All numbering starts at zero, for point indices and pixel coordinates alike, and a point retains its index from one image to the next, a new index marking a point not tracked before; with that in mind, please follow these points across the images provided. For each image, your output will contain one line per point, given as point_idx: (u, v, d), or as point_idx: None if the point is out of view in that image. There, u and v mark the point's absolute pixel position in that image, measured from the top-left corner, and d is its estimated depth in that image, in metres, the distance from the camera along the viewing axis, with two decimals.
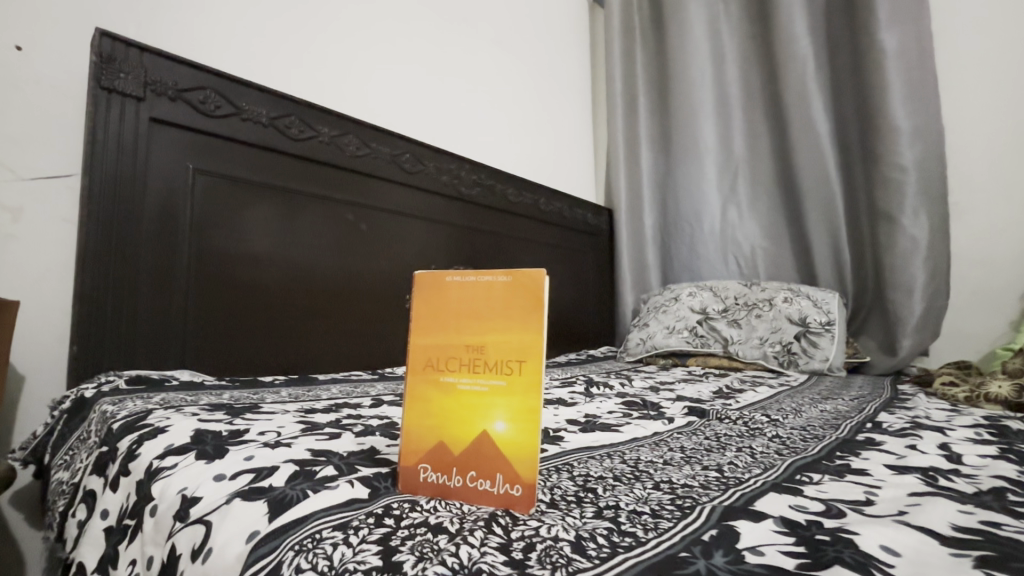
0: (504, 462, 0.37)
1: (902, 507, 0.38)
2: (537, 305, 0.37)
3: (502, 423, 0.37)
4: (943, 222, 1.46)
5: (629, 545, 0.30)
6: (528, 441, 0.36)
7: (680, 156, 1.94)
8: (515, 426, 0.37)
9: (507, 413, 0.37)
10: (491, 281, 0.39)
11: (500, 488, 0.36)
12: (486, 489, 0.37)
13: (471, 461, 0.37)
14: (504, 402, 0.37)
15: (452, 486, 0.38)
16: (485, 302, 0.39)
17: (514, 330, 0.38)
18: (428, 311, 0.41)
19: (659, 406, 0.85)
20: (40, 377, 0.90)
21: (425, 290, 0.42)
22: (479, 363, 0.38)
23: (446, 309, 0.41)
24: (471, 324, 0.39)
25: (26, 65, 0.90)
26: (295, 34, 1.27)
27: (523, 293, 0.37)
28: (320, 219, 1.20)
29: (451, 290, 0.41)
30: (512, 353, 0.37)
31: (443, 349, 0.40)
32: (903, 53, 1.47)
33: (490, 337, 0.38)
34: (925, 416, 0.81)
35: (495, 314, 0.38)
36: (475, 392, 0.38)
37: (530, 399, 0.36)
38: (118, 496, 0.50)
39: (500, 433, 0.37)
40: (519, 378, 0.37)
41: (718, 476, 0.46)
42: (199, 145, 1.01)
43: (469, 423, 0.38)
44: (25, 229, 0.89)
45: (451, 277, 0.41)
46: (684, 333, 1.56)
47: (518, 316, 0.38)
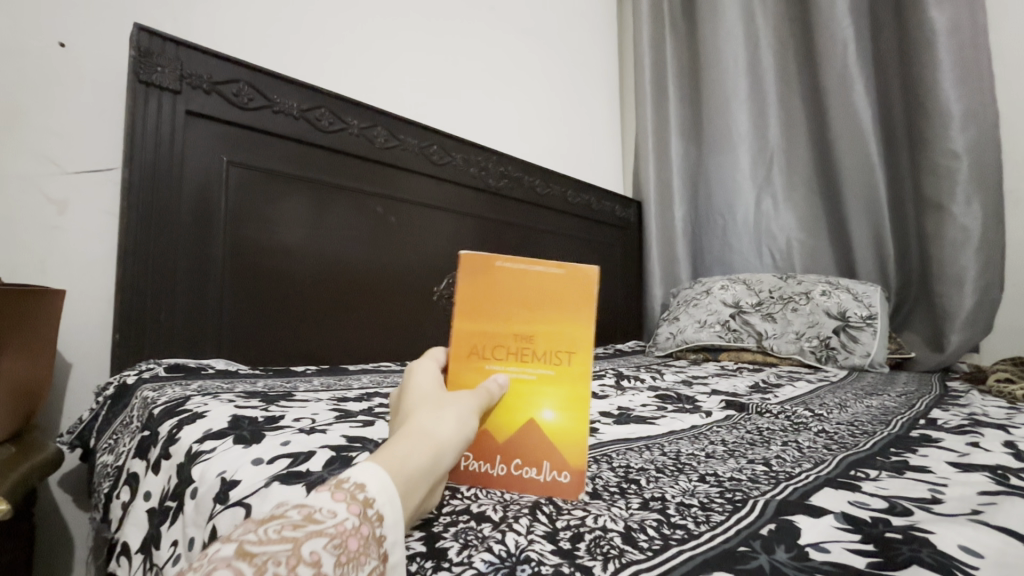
0: (553, 450, 0.36)
1: (975, 505, 0.35)
2: (589, 300, 0.37)
3: (551, 412, 0.37)
4: (996, 210, 1.38)
5: (681, 537, 0.29)
6: (579, 430, 0.36)
7: (712, 146, 1.88)
8: (565, 415, 0.37)
9: (555, 402, 0.37)
10: (544, 271, 0.37)
11: (547, 475, 0.36)
12: (533, 478, 0.36)
13: (516, 449, 0.36)
14: (552, 391, 0.37)
15: (495, 474, 0.36)
16: (537, 291, 0.38)
17: (565, 322, 0.37)
18: (471, 295, 0.38)
19: (695, 400, 0.83)
20: (86, 364, 0.93)
21: (471, 273, 0.38)
22: (529, 351, 0.37)
23: (492, 295, 0.38)
24: (520, 312, 0.38)
25: (67, 60, 0.93)
26: (324, 26, 1.27)
27: (576, 288, 0.37)
28: (351, 211, 1.21)
29: (499, 275, 0.38)
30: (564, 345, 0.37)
31: (488, 337, 0.38)
32: (955, 31, 1.39)
33: (540, 327, 0.37)
34: (982, 413, 0.76)
35: (546, 304, 0.37)
36: (522, 380, 0.37)
37: (581, 388, 0.37)
38: (159, 479, 0.51)
39: (550, 422, 0.37)
40: (569, 369, 0.37)
41: (767, 469, 0.44)
42: (233, 138, 1.03)
43: (515, 410, 0.37)
44: (71, 221, 0.92)
45: (499, 261, 0.38)
46: (716, 327, 1.51)
47: (570, 308, 0.37)
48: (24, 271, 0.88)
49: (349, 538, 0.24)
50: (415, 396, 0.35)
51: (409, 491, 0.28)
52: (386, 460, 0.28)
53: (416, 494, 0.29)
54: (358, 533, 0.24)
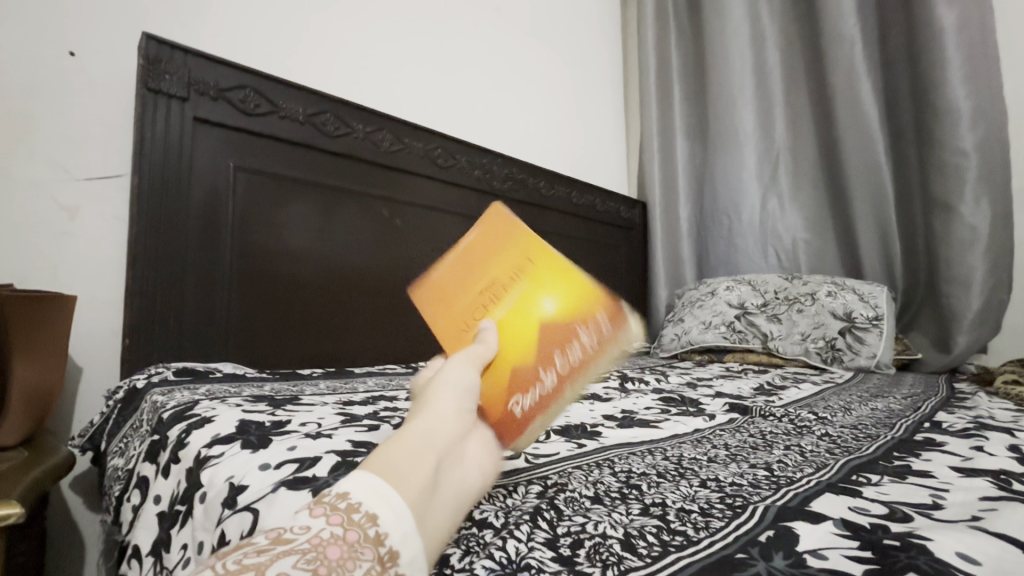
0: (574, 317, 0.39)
1: (975, 512, 0.35)
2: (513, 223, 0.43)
3: (550, 302, 0.40)
4: (1005, 209, 1.36)
5: (680, 544, 0.29)
6: (576, 285, 0.40)
7: (718, 146, 1.88)
8: (560, 293, 0.40)
9: (549, 293, 0.40)
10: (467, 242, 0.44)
11: (590, 325, 0.38)
12: (581, 344, 0.38)
13: (550, 344, 0.38)
14: (539, 289, 0.40)
15: (553, 381, 0.37)
16: (475, 257, 0.43)
17: (508, 252, 0.43)
18: (434, 305, 0.42)
19: (698, 403, 0.83)
20: (97, 368, 0.95)
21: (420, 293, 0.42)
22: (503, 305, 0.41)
23: (448, 288, 0.42)
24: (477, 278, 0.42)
25: (77, 68, 0.94)
26: (329, 32, 1.28)
27: (500, 227, 0.44)
28: (357, 215, 1.22)
29: (443, 272, 0.43)
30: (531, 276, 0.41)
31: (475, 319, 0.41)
32: (963, 29, 1.38)
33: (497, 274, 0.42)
34: (988, 416, 0.76)
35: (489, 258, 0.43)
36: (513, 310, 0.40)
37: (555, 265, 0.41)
38: (169, 483, 0.52)
39: (555, 306, 0.40)
40: (536, 270, 0.41)
41: (768, 474, 0.44)
42: (241, 144, 1.05)
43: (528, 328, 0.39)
44: (82, 227, 0.94)
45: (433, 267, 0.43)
46: (721, 328, 1.51)
47: (518, 252, 0.42)
48: (37, 276, 0.89)
49: (327, 548, 0.22)
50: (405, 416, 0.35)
51: (404, 482, 0.27)
52: (375, 467, 0.27)
53: (417, 482, 0.27)
54: (340, 538, 0.23)
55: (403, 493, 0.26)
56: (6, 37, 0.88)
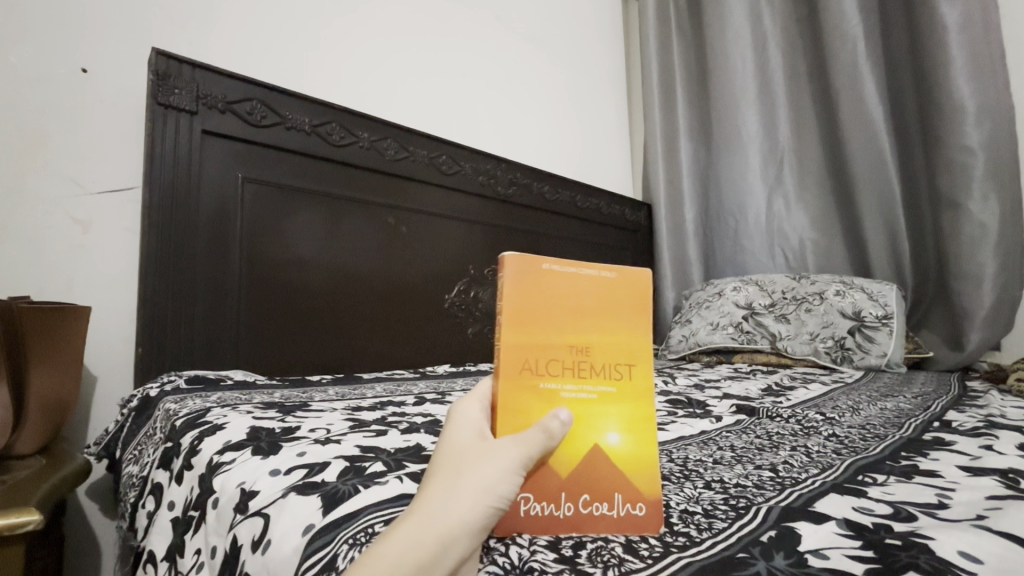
0: (624, 479, 0.32)
1: (981, 511, 0.35)
2: (645, 309, 0.34)
3: (616, 436, 0.33)
4: (1013, 205, 1.35)
5: (682, 545, 0.30)
6: (646, 453, 0.33)
7: (722, 148, 1.87)
8: (629, 438, 0.33)
9: (621, 424, 0.33)
10: (595, 274, 0.34)
11: (620, 509, 0.32)
12: (605, 514, 0.32)
13: (584, 482, 0.32)
14: (618, 410, 0.33)
15: (562, 515, 0.31)
16: (592, 297, 0.33)
17: (618, 328, 0.34)
18: (521, 304, 0.32)
19: (706, 405, 0.82)
20: (110, 377, 0.96)
21: (518, 277, 0.32)
22: (587, 370, 0.33)
23: (542, 304, 0.33)
24: (573, 322, 0.33)
25: (90, 85, 0.97)
26: (335, 43, 1.30)
27: (628, 293, 0.34)
28: (363, 223, 1.23)
29: (547, 280, 0.33)
30: (623, 354, 0.34)
31: (546, 359, 0.32)
32: (967, 25, 1.37)
33: (596, 339, 0.33)
34: (1000, 414, 0.75)
35: (603, 310, 0.34)
36: (582, 399, 0.33)
37: (644, 407, 0.34)
38: (182, 489, 0.53)
39: (614, 446, 0.33)
40: (630, 383, 0.34)
41: (772, 475, 0.44)
42: (247, 155, 1.06)
43: (578, 438, 0.32)
44: (94, 239, 0.96)
45: (547, 263, 0.33)
46: (729, 329, 1.50)
47: (634, 333, 0.34)
48: (52, 289, 0.91)
49: None
50: (437, 453, 0.29)
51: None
52: None
53: None
54: None
55: None
56: (19, 56, 0.90)
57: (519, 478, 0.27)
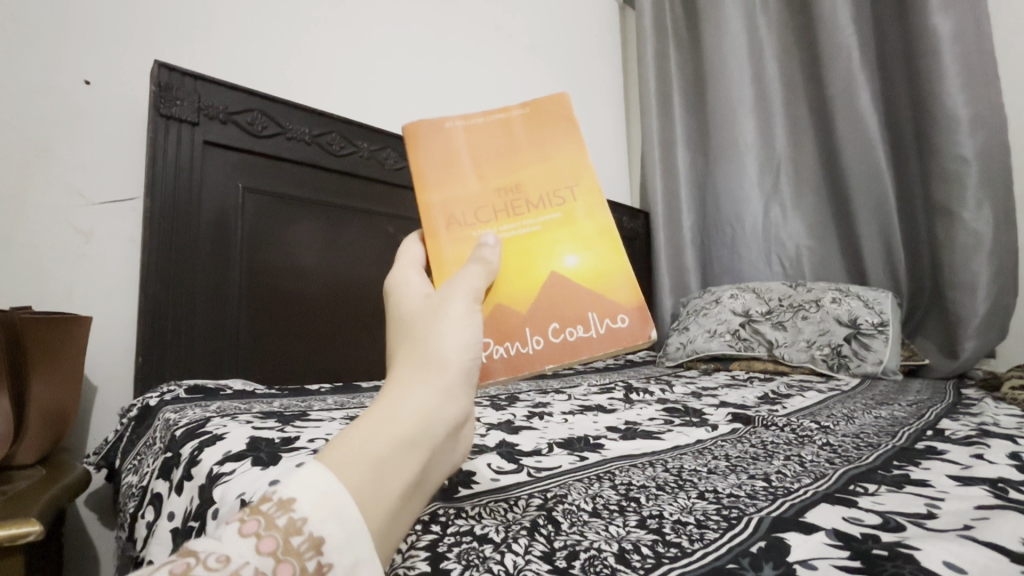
0: (587, 296, 0.43)
1: (968, 521, 0.36)
2: (558, 127, 0.47)
3: (571, 259, 0.44)
4: (1006, 213, 1.37)
5: (674, 555, 0.30)
6: (600, 266, 0.44)
7: (718, 156, 1.89)
8: (583, 259, 0.44)
9: (574, 249, 0.44)
10: (507, 122, 0.47)
11: (592, 326, 0.42)
12: (580, 335, 0.42)
13: (552, 306, 0.43)
14: (567, 240, 0.45)
15: (536, 347, 0.42)
16: (508, 144, 0.46)
17: (541, 162, 0.46)
18: (446, 167, 0.45)
19: (702, 413, 0.83)
20: (110, 386, 0.97)
21: (438, 150, 0.45)
22: (523, 205, 0.45)
23: (465, 162, 0.45)
24: (502, 170, 0.45)
25: (93, 97, 0.98)
26: (336, 54, 1.32)
27: (540, 125, 0.47)
28: (362, 232, 1.24)
29: (463, 143, 0.46)
30: (553, 182, 0.46)
31: (480, 202, 0.44)
32: (959, 37, 1.39)
33: (523, 178, 0.45)
34: (992, 422, 0.76)
35: (523, 153, 0.46)
36: (533, 237, 0.44)
37: (587, 228, 0.45)
38: (182, 499, 0.53)
39: (572, 265, 0.44)
40: (570, 210, 0.45)
41: (766, 485, 0.45)
42: (248, 165, 1.07)
43: (540, 267, 0.44)
44: (96, 249, 0.97)
45: (458, 127, 0.46)
46: (726, 336, 1.51)
47: (559, 159, 0.46)
48: (53, 298, 0.92)
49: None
50: (398, 346, 0.35)
51: (380, 483, 0.28)
52: (343, 461, 0.27)
53: (385, 472, 0.28)
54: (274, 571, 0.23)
55: (361, 497, 0.27)
56: (23, 68, 0.91)
57: (471, 349, 0.35)
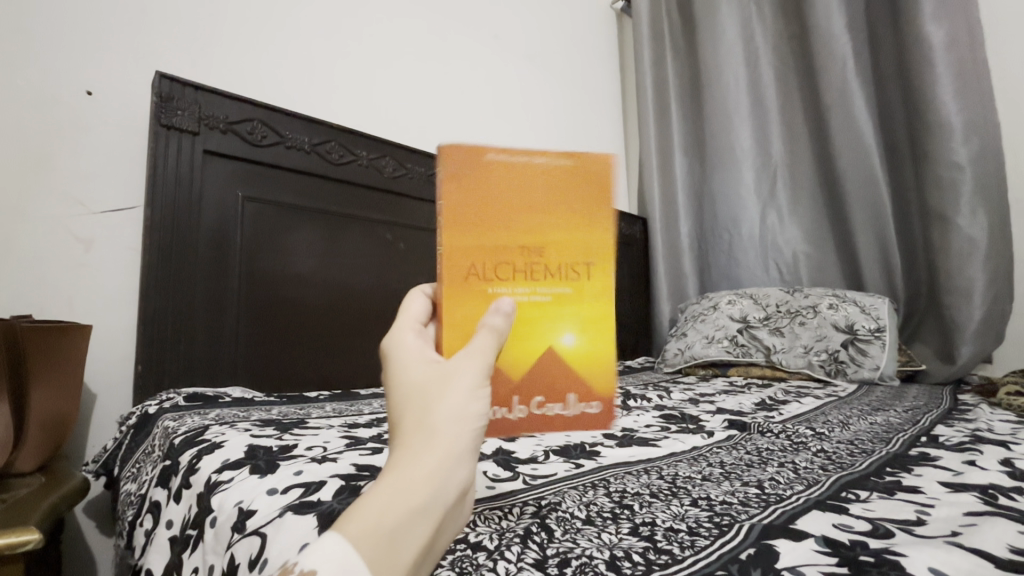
0: (575, 377, 0.39)
1: (956, 527, 0.37)
2: (603, 188, 0.39)
3: (571, 337, 0.39)
4: (1001, 219, 1.37)
5: (664, 562, 0.31)
6: (598, 351, 0.39)
7: (715, 163, 1.90)
8: (584, 339, 0.39)
9: (576, 327, 0.39)
10: (549, 164, 0.38)
11: (572, 407, 0.39)
12: (557, 412, 0.39)
13: (540, 382, 0.38)
14: (572, 315, 0.38)
15: (516, 417, 0.38)
16: (541, 190, 0.38)
17: (572, 222, 0.38)
18: (464, 202, 0.37)
19: (699, 419, 0.83)
20: (110, 394, 0.97)
21: (462, 175, 0.37)
22: (540, 270, 0.37)
23: (488, 201, 0.37)
24: (526, 223, 0.37)
25: (95, 107, 0.99)
26: (336, 64, 1.33)
27: (585, 177, 0.38)
28: (361, 239, 1.25)
29: (492, 176, 0.37)
30: (578, 248, 0.38)
31: (496, 261, 0.37)
32: (952, 45, 1.41)
33: (548, 239, 0.37)
34: (987, 428, 0.76)
35: (556, 206, 0.38)
36: (536, 306, 0.38)
37: (599, 308, 0.39)
38: (181, 507, 0.54)
39: (569, 345, 0.39)
40: (586, 285, 0.38)
41: (758, 492, 0.46)
42: (248, 174, 1.08)
43: (536, 340, 0.38)
44: (96, 257, 0.97)
45: (491, 155, 0.37)
46: (724, 342, 1.51)
47: (592, 222, 0.38)
48: (53, 306, 0.93)
49: None
50: (400, 396, 0.31)
51: (394, 558, 0.26)
52: (354, 531, 0.25)
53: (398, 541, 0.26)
54: None
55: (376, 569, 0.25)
56: (26, 79, 0.92)
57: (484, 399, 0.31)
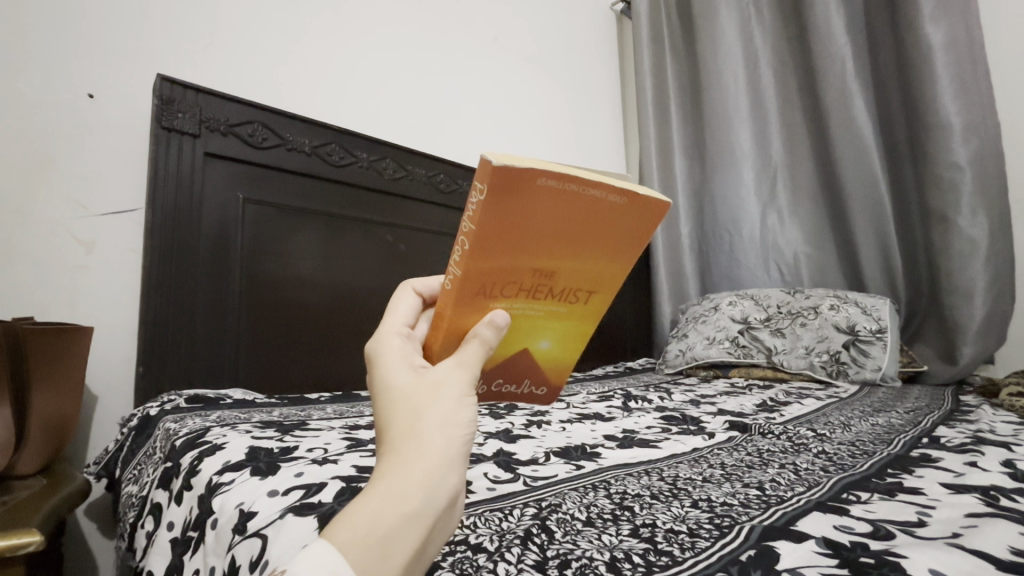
0: (538, 370, 0.42)
1: (957, 528, 0.37)
2: (636, 228, 0.38)
3: (546, 343, 0.41)
4: (1002, 220, 1.37)
5: (665, 564, 0.31)
6: (564, 355, 0.43)
7: (715, 164, 1.90)
8: (556, 344, 0.42)
9: (554, 336, 0.41)
10: (604, 197, 0.35)
11: (524, 388, 0.43)
12: (511, 391, 0.42)
13: (508, 371, 0.41)
14: (555, 326, 0.41)
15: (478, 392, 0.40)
16: (580, 218, 0.35)
17: (593, 253, 0.38)
18: (500, 216, 0.33)
19: (700, 421, 0.83)
20: (111, 396, 0.97)
21: (506, 188, 0.31)
22: (546, 290, 0.38)
23: (524, 220, 0.33)
24: (552, 248, 0.36)
25: (97, 110, 1.00)
26: (336, 67, 1.34)
27: (628, 214, 0.37)
28: (362, 241, 1.25)
29: (540, 197, 0.33)
30: (585, 275, 0.39)
31: (509, 277, 0.35)
32: (951, 46, 1.41)
33: (566, 266, 0.37)
34: (988, 429, 0.76)
35: (586, 237, 0.37)
36: (531, 317, 0.38)
37: (578, 325, 0.42)
38: (182, 509, 0.54)
39: (543, 349, 0.41)
40: (577, 308, 0.40)
41: (759, 494, 0.46)
42: (249, 176, 1.08)
43: (519, 342, 0.39)
44: (98, 260, 0.98)
45: (545, 178, 0.32)
46: (725, 343, 1.51)
47: (610, 254, 0.39)
48: (55, 308, 0.93)
49: None
50: (387, 403, 0.30)
51: (384, 562, 0.25)
52: (343, 538, 0.24)
53: (390, 546, 0.25)
54: None
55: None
56: (28, 83, 0.93)
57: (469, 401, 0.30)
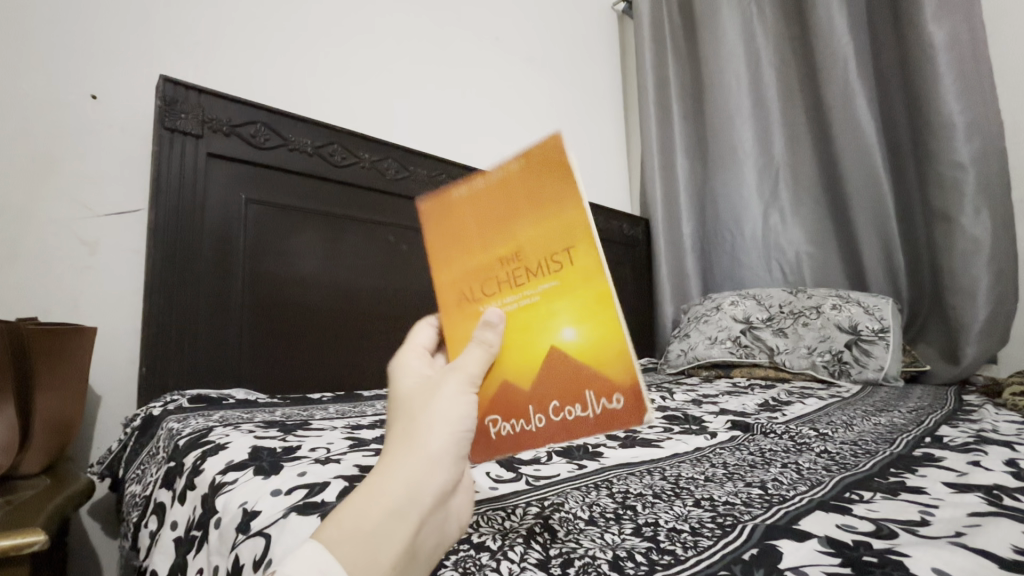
0: (590, 373, 0.36)
1: (960, 527, 0.36)
2: (562, 172, 0.36)
3: (569, 330, 0.37)
4: (1005, 218, 1.37)
5: (667, 562, 0.31)
6: (603, 335, 0.36)
7: (717, 164, 1.90)
8: (583, 328, 0.37)
9: (571, 318, 0.37)
10: (506, 171, 0.38)
11: (594, 405, 0.36)
12: (579, 413, 0.37)
13: (553, 385, 0.37)
14: (565, 307, 0.37)
15: (537, 423, 0.37)
16: (504, 201, 0.38)
17: (546, 220, 0.37)
18: (444, 238, 0.41)
19: (702, 421, 0.83)
20: (114, 396, 0.98)
21: (434, 218, 0.41)
22: (522, 274, 0.38)
23: (463, 231, 0.40)
24: (499, 239, 0.39)
25: (99, 111, 1.00)
26: (338, 68, 1.34)
27: (544, 167, 0.37)
28: (363, 241, 1.25)
29: (463, 208, 0.40)
30: (553, 237, 0.37)
31: (478, 278, 0.39)
32: (954, 45, 1.40)
33: (521, 243, 0.38)
34: (991, 429, 0.76)
35: (523, 211, 0.38)
36: (525, 309, 0.38)
37: (591, 291, 0.36)
38: (185, 509, 0.54)
39: (570, 338, 0.37)
40: (570, 274, 0.37)
41: (761, 493, 0.46)
42: (251, 177, 1.09)
43: (534, 342, 0.38)
44: (101, 260, 0.98)
45: (456, 193, 0.40)
46: (727, 343, 1.51)
47: (559, 211, 0.37)
48: (58, 309, 0.93)
49: None
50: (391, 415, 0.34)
51: (374, 559, 0.28)
52: (336, 536, 0.28)
53: (378, 546, 0.28)
54: None
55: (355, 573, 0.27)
56: (31, 84, 0.93)
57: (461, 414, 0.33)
